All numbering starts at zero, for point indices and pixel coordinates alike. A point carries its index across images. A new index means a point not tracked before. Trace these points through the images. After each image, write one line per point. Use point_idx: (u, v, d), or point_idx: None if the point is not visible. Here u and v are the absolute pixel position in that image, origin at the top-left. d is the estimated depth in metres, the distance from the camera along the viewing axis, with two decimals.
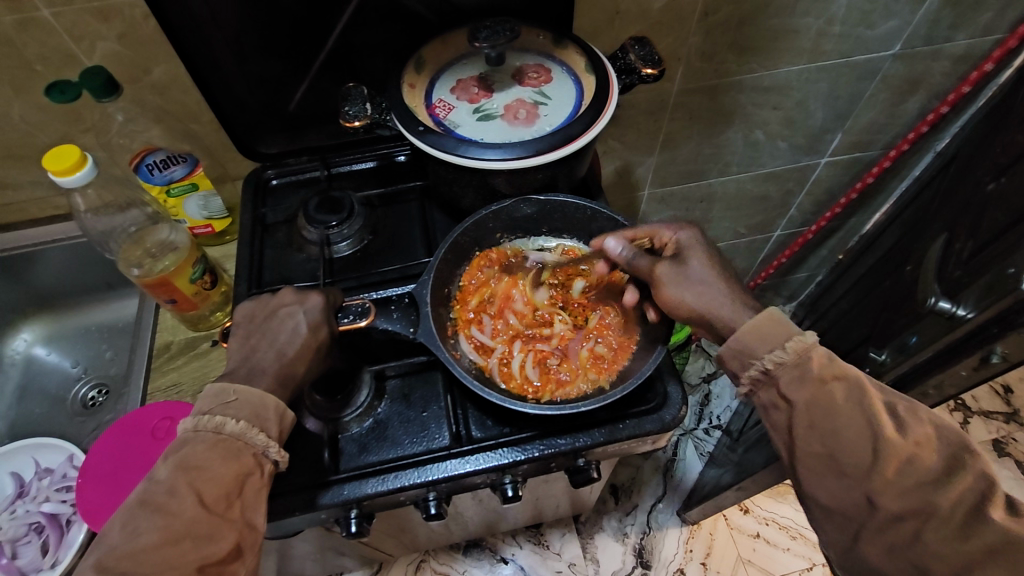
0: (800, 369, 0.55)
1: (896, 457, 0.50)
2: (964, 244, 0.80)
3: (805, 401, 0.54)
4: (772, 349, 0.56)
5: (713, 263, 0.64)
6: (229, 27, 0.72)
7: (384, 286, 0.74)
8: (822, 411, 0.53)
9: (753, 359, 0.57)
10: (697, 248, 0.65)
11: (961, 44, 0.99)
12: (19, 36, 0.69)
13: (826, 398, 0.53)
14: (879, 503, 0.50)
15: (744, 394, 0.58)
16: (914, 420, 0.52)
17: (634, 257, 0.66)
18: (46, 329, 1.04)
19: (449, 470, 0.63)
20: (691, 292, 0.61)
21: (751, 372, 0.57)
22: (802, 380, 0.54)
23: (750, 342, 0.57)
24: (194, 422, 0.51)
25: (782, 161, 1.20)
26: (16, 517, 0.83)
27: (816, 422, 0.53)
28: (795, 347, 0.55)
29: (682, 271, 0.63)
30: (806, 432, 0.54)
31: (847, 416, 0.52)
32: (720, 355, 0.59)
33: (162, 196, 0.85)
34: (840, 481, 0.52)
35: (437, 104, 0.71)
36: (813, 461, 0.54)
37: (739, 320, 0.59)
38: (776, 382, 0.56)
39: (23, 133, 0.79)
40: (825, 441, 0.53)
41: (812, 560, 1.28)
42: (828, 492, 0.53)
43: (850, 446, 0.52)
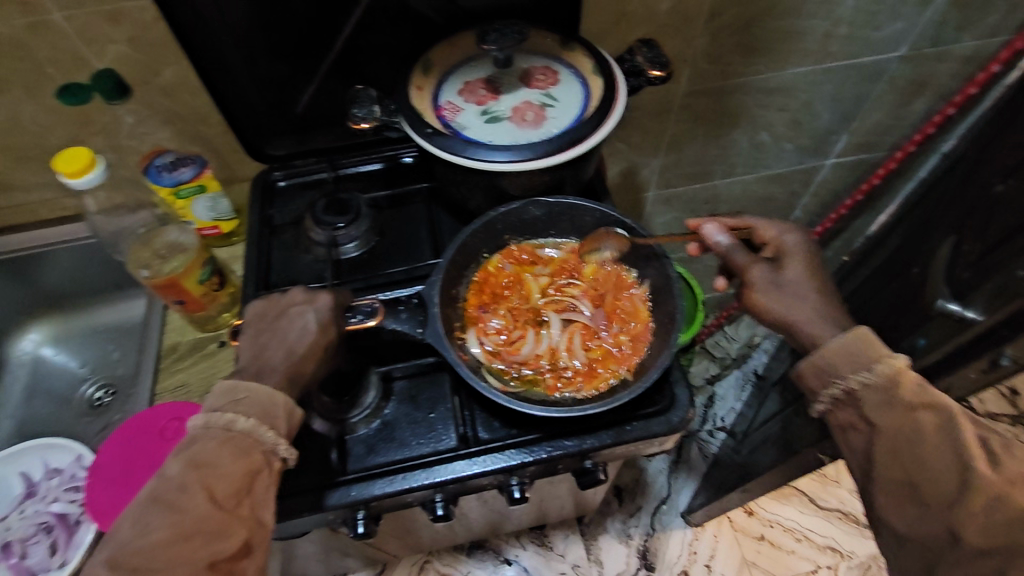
0: (887, 395, 0.54)
1: (982, 495, 0.49)
2: (972, 245, 0.79)
3: (888, 427, 0.54)
4: (858, 370, 0.56)
5: (813, 273, 0.63)
6: (238, 29, 0.72)
7: (390, 288, 0.75)
8: (906, 439, 0.53)
9: (836, 379, 0.57)
10: (801, 252, 0.64)
11: (968, 45, 0.99)
12: (30, 39, 0.69)
13: (911, 428, 0.53)
14: (962, 539, 0.49)
15: (821, 411, 0.59)
16: (1008, 457, 0.49)
17: (733, 251, 0.65)
18: (54, 330, 1.04)
19: (457, 471, 0.63)
20: (783, 297, 0.61)
21: (831, 390, 0.57)
22: (888, 404, 0.54)
23: (833, 361, 0.57)
24: (204, 419, 0.51)
25: (788, 162, 1.20)
26: (26, 516, 0.84)
27: (897, 449, 0.53)
28: (882, 370, 0.55)
29: (780, 275, 0.63)
30: (888, 457, 0.54)
31: (932, 448, 0.52)
32: (801, 370, 0.60)
33: (171, 198, 0.82)
34: (921, 510, 0.52)
35: (445, 106, 0.71)
36: (894, 487, 0.54)
37: (827, 337, 0.59)
38: (859, 404, 0.56)
39: (34, 135, 0.80)
40: (906, 469, 0.53)
41: (817, 562, 1.28)
42: (907, 520, 0.53)
43: (930, 476, 0.52)
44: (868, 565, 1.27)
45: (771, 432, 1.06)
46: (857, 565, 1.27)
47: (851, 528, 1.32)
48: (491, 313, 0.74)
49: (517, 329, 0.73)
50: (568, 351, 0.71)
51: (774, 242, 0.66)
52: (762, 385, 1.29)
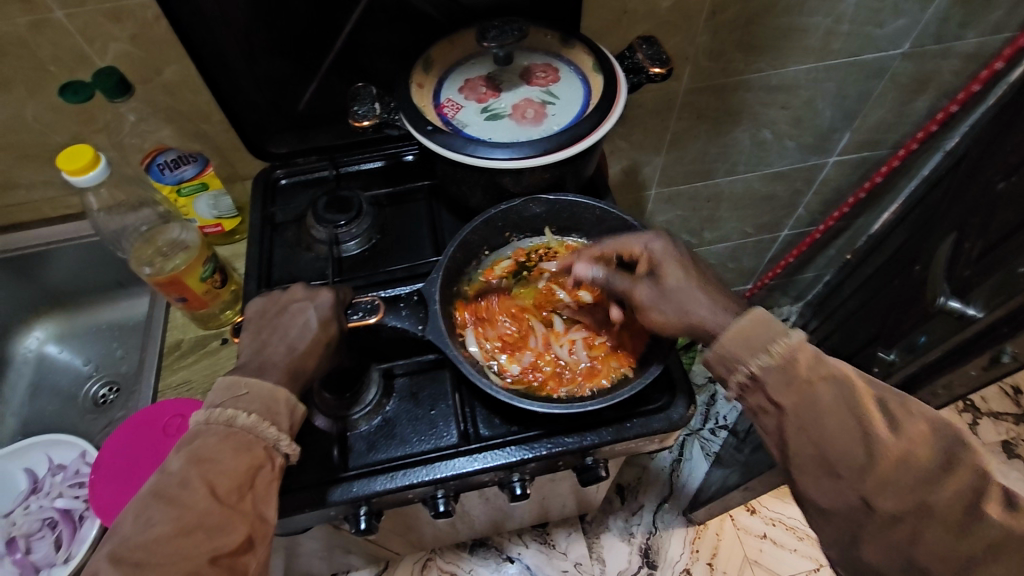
0: (787, 374, 0.52)
1: (890, 457, 0.49)
2: (973, 243, 0.79)
3: (792, 406, 0.52)
4: (755, 355, 0.53)
5: (688, 273, 0.61)
6: (239, 27, 0.72)
7: (391, 285, 0.75)
8: (810, 412, 0.51)
9: (737, 366, 0.54)
10: (669, 258, 0.62)
11: (971, 42, 0.99)
12: (33, 38, 0.70)
13: (811, 401, 0.51)
14: (877, 506, 0.50)
15: (732, 398, 0.56)
16: (905, 415, 0.51)
17: (611, 279, 0.65)
18: (58, 327, 1.05)
19: (457, 468, 0.63)
20: (669, 309, 0.60)
21: (736, 379, 0.54)
22: (788, 383, 0.52)
23: (733, 348, 0.54)
24: (206, 414, 0.51)
25: (790, 160, 1.20)
26: (31, 512, 0.84)
27: (806, 425, 0.52)
28: (779, 351, 0.52)
29: (658, 288, 0.61)
30: (796, 433, 0.52)
31: (836, 416, 0.51)
32: (705, 359, 0.56)
33: (173, 196, 0.85)
34: (836, 482, 0.51)
35: (445, 103, 0.71)
36: (807, 462, 0.52)
37: (722, 325, 0.56)
38: (764, 387, 0.53)
39: (37, 134, 0.80)
40: (815, 440, 0.51)
41: (819, 561, 1.28)
42: (824, 493, 0.52)
43: (842, 445, 0.50)
44: None
45: None
46: None
47: None
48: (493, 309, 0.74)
49: (519, 325, 0.73)
50: (569, 345, 0.72)
51: (642, 255, 0.63)
52: None
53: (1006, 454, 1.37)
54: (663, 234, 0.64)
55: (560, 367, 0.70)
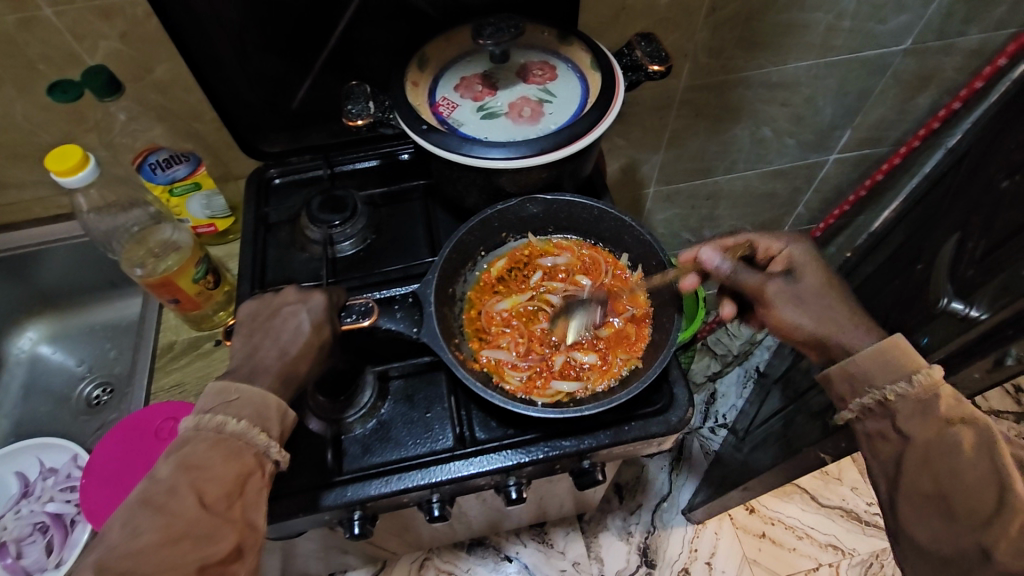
0: (923, 406, 0.54)
1: (1021, 514, 0.48)
2: (976, 242, 0.78)
3: (921, 438, 0.54)
4: (894, 379, 0.56)
5: (826, 280, 0.65)
6: (231, 25, 0.71)
7: (387, 286, 0.74)
8: (944, 453, 0.53)
9: (870, 389, 0.57)
10: (811, 264, 0.66)
11: (974, 38, 0.98)
12: (21, 35, 0.68)
13: (949, 441, 0.53)
14: (995, 557, 0.49)
15: (850, 418, 0.60)
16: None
17: (741, 272, 0.67)
18: (51, 327, 1.04)
19: (453, 472, 0.62)
20: (810, 316, 0.62)
21: (864, 400, 0.58)
22: (921, 414, 0.54)
23: (868, 371, 0.57)
24: (195, 420, 0.51)
25: (790, 157, 1.19)
26: (21, 516, 0.84)
27: (931, 462, 0.53)
28: (921, 381, 0.54)
29: (797, 288, 0.64)
30: (917, 469, 0.54)
31: (968, 460, 0.52)
32: (829, 375, 0.60)
33: (166, 195, 0.84)
34: (953, 526, 0.52)
35: (440, 102, 0.70)
36: (921, 498, 0.54)
37: (861, 346, 0.60)
38: (893, 414, 0.56)
39: (26, 132, 0.79)
40: (939, 481, 0.53)
41: (818, 560, 1.28)
42: (932, 532, 0.54)
43: (969, 491, 0.51)
44: (870, 563, 1.27)
45: (772, 430, 1.05)
46: (858, 563, 1.27)
47: (852, 525, 1.32)
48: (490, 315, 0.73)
49: (518, 329, 0.72)
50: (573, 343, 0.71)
51: (781, 256, 0.68)
52: (764, 382, 1.28)
53: None
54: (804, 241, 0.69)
55: (562, 368, 0.69)
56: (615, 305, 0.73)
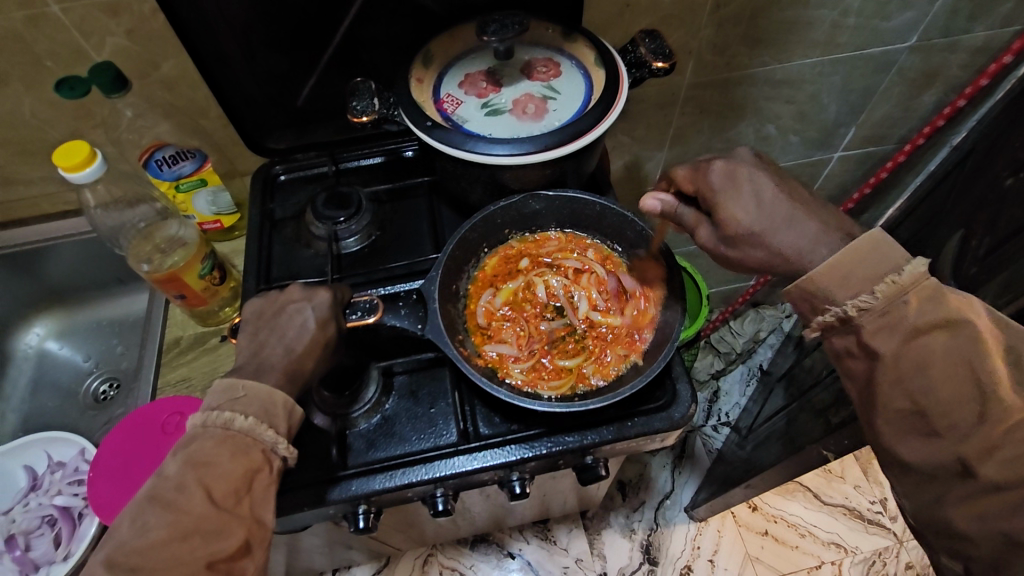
0: (890, 318, 0.52)
1: (1005, 422, 0.47)
2: (981, 240, 0.78)
3: (893, 351, 0.52)
4: (855, 294, 0.53)
5: (766, 195, 0.58)
6: (237, 22, 0.71)
7: (391, 282, 0.74)
8: (917, 363, 0.51)
9: (830, 305, 0.55)
10: (748, 182, 0.59)
11: (979, 35, 0.97)
12: (29, 32, 0.69)
13: (923, 352, 0.51)
14: (978, 471, 0.48)
15: (816, 336, 0.58)
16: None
17: (679, 209, 0.63)
18: (58, 323, 1.05)
19: (457, 466, 0.63)
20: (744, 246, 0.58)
21: (824, 318, 0.56)
22: (892, 327, 0.52)
23: (827, 287, 0.54)
24: (202, 418, 0.51)
25: (794, 155, 1.18)
26: (29, 510, 0.84)
27: (907, 376, 0.52)
28: (884, 291, 0.52)
29: (731, 220, 0.59)
30: (891, 384, 0.53)
31: (944, 370, 0.50)
32: (788, 293, 0.57)
33: (172, 191, 0.84)
34: (935, 441, 0.51)
35: (445, 99, 0.70)
36: (900, 416, 0.53)
37: (817, 258, 0.55)
38: (859, 331, 0.54)
39: (34, 129, 0.80)
40: (915, 397, 0.51)
41: (821, 558, 1.28)
42: (917, 450, 0.52)
43: (948, 402, 0.50)
44: (873, 561, 1.27)
45: (775, 428, 1.05)
46: (861, 561, 1.27)
47: (855, 524, 1.32)
48: (493, 312, 0.73)
49: (521, 326, 0.73)
50: (575, 337, 0.72)
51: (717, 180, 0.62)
52: (767, 380, 1.28)
53: None
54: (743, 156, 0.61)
55: (564, 363, 0.70)
56: (615, 300, 0.74)
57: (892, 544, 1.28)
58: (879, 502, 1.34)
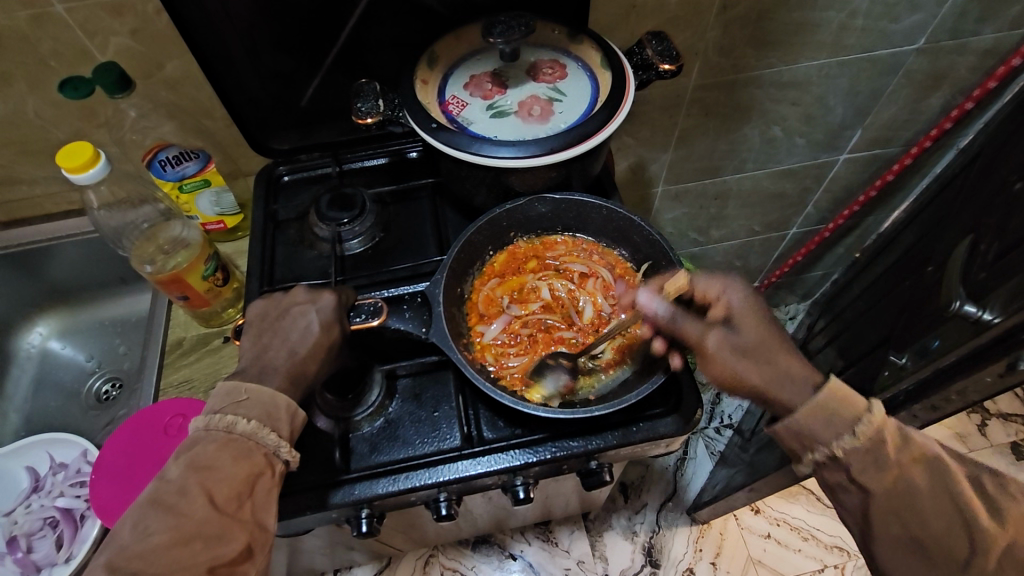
0: (874, 455, 0.54)
1: (993, 548, 0.50)
2: (989, 245, 0.78)
3: (882, 490, 0.54)
4: (838, 435, 0.54)
5: (765, 324, 0.61)
6: (241, 22, 0.71)
7: (395, 284, 0.74)
8: (906, 496, 0.54)
9: (817, 445, 0.55)
10: (750, 310, 0.62)
11: (988, 38, 0.97)
12: (33, 32, 0.69)
13: (907, 486, 0.54)
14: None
15: (810, 472, 0.59)
16: (1006, 502, 0.52)
17: (680, 317, 0.62)
18: (61, 323, 1.05)
19: (460, 471, 0.62)
20: (748, 367, 0.58)
21: (814, 456, 0.56)
22: (874, 466, 0.54)
23: (810, 427, 0.55)
24: (205, 421, 0.51)
25: (800, 157, 1.18)
26: (32, 510, 0.84)
27: (897, 508, 0.54)
28: (865, 431, 0.54)
29: (737, 338, 0.60)
30: (885, 516, 0.55)
31: (929, 500, 0.53)
32: (778, 433, 0.58)
33: (175, 192, 0.83)
34: (930, 566, 0.54)
35: (450, 101, 0.70)
36: (897, 546, 0.55)
37: (799, 397, 0.56)
38: (847, 468, 0.55)
39: (37, 129, 0.80)
40: (908, 527, 0.54)
41: (824, 561, 1.27)
42: (913, 573, 0.55)
43: (936, 528, 0.53)
44: None
45: (778, 431, 1.05)
46: (863, 565, 1.27)
47: None
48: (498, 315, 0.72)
49: (526, 328, 0.72)
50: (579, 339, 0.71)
51: (719, 302, 0.62)
52: None
53: (1014, 456, 1.36)
54: (742, 282, 0.64)
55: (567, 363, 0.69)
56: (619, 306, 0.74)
57: None
58: None
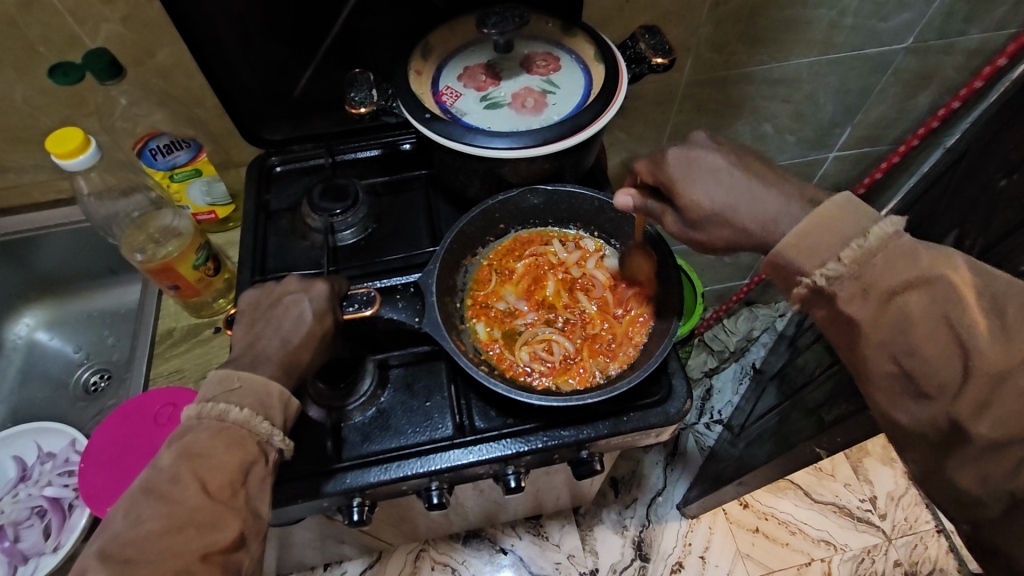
0: (863, 282, 0.46)
1: (988, 372, 0.42)
2: (974, 240, 0.79)
3: (871, 317, 0.46)
4: (823, 263, 0.47)
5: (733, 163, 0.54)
6: (234, 11, 0.71)
7: (388, 275, 0.74)
8: (898, 325, 0.45)
9: (800, 276, 0.49)
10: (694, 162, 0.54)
11: (974, 38, 0.98)
12: (21, 17, 0.68)
13: (901, 315, 0.45)
14: (970, 430, 0.43)
15: (799, 311, 0.52)
16: (1019, 328, 0.42)
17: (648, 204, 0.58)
18: (49, 314, 1.04)
19: (452, 460, 0.62)
20: (714, 223, 0.53)
21: (799, 289, 0.49)
22: (865, 294, 0.46)
23: (796, 258, 0.48)
24: (197, 409, 0.50)
25: (790, 154, 1.19)
26: (20, 500, 0.83)
27: (889, 338, 0.46)
28: (851, 256, 0.46)
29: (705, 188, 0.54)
30: (877, 347, 0.46)
31: (929, 329, 0.44)
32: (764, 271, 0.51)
33: (166, 181, 0.83)
34: (917, 403, 0.46)
35: (444, 91, 0.70)
36: (888, 380, 0.47)
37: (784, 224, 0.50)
38: (835, 299, 0.48)
39: (25, 116, 0.79)
40: (900, 357, 0.46)
41: (811, 555, 1.29)
42: (907, 413, 0.47)
43: (933, 359, 0.44)
44: (862, 558, 1.28)
45: (767, 426, 1.06)
46: (850, 559, 1.28)
47: (845, 521, 1.33)
48: (494, 297, 0.75)
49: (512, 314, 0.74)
50: (571, 322, 0.73)
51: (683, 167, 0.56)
52: (759, 378, 1.29)
53: None
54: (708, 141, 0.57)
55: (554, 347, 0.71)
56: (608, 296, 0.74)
57: (881, 541, 1.30)
58: (868, 500, 1.36)
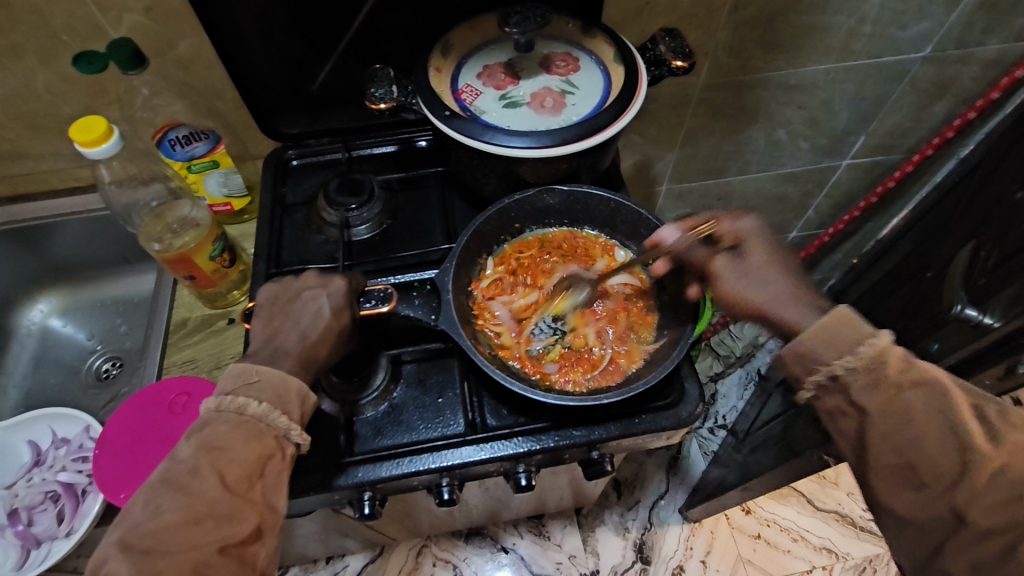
0: (874, 377, 0.51)
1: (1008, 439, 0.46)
2: (990, 252, 0.80)
3: (879, 410, 0.51)
4: (841, 355, 0.52)
5: (772, 254, 0.62)
6: (256, 5, 0.71)
7: (401, 271, 0.74)
8: (900, 419, 0.50)
9: (818, 366, 0.53)
10: (758, 239, 0.62)
11: (993, 48, 0.98)
12: (47, 6, 0.68)
13: (903, 409, 0.50)
14: (968, 519, 0.47)
15: (807, 399, 0.55)
16: (1005, 427, 0.48)
17: (691, 247, 0.65)
18: (62, 301, 1.05)
19: (463, 457, 0.63)
20: (752, 284, 0.60)
21: (815, 378, 0.53)
22: (874, 387, 0.51)
23: (815, 347, 0.53)
24: (216, 401, 0.51)
25: (803, 161, 1.19)
26: (33, 485, 0.84)
27: (892, 433, 0.50)
28: (866, 352, 0.51)
29: (742, 263, 0.61)
30: (880, 440, 0.51)
31: (926, 425, 0.49)
32: (781, 357, 0.55)
33: (183, 171, 0.84)
34: (919, 493, 0.49)
35: (463, 89, 0.70)
36: (890, 470, 0.51)
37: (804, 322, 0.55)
38: (846, 391, 0.52)
39: (47, 104, 0.79)
40: (903, 448, 0.50)
41: (812, 563, 1.28)
42: (904, 502, 0.51)
43: (928, 448, 0.49)
44: (863, 567, 1.28)
45: (771, 433, 1.06)
46: (852, 568, 1.28)
47: (847, 531, 1.32)
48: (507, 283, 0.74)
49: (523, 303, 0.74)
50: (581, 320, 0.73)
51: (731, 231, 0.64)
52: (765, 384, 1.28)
53: None
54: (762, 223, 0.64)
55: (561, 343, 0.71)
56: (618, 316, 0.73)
57: (885, 551, 1.29)
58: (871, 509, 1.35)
